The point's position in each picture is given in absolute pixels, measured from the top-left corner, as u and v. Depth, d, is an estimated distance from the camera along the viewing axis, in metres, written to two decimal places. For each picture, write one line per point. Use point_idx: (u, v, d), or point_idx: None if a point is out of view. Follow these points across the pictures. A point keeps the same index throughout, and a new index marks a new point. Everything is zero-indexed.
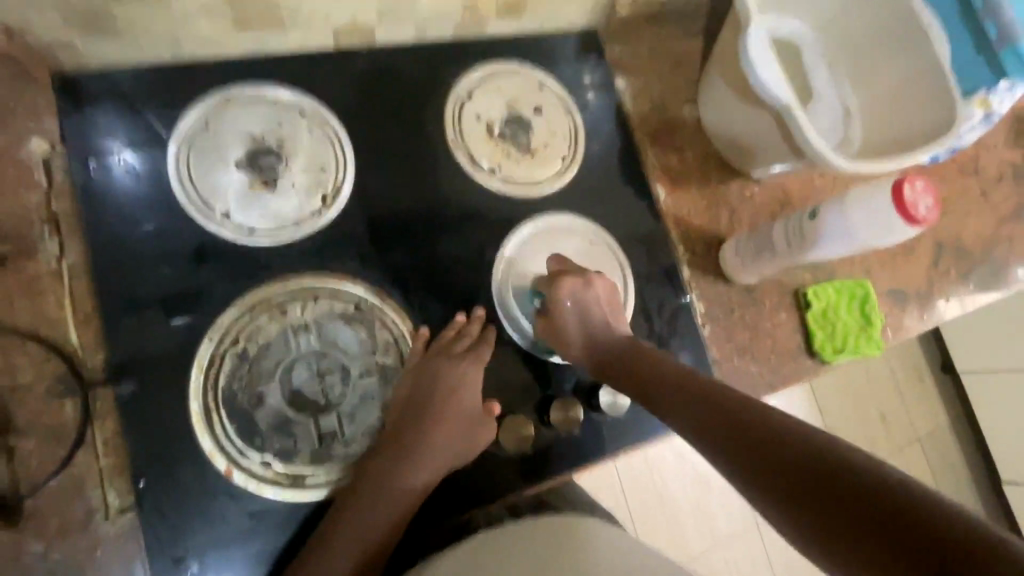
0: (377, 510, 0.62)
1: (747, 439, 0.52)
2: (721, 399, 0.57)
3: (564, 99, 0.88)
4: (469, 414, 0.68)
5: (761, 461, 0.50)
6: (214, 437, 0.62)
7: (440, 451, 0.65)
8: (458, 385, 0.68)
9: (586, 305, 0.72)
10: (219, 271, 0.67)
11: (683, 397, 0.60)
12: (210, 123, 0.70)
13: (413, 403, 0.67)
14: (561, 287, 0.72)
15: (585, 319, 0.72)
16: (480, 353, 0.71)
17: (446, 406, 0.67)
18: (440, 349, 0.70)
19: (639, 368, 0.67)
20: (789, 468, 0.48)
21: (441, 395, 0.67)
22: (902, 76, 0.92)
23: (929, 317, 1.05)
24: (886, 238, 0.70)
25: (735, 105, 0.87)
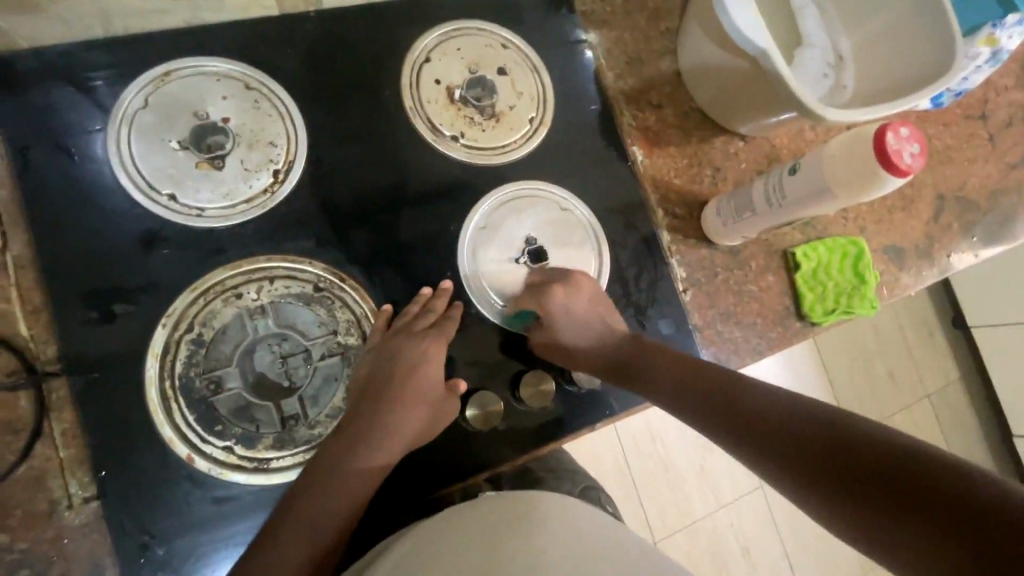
0: (333, 498, 0.59)
1: (747, 418, 0.51)
2: (727, 383, 0.57)
3: (531, 58, 0.83)
4: (430, 393, 0.65)
5: (779, 449, 0.47)
6: (173, 426, 0.61)
7: (401, 429, 0.63)
8: (416, 361, 0.65)
9: (578, 312, 0.70)
10: (170, 257, 0.65)
11: (682, 387, 0.60)
12: (149, 100, 0.66)
13: (370, 386, 0.64)
14: (550, 295, 0.70)
15: (575, 315, 0.70)
16: (443, 329, 0.68)
17: (407, 386, 0.64)
18: (400, 326, 0.68)
19: (646, 358, 0.65)
20: (806, 453, 0.45)
21: (397, 373, 0.64)
22: (899, 15, 0.85)
23: (929, 274, 1.01)
24: (871, 196, 0.64)
25: (715, 55, 0.81)
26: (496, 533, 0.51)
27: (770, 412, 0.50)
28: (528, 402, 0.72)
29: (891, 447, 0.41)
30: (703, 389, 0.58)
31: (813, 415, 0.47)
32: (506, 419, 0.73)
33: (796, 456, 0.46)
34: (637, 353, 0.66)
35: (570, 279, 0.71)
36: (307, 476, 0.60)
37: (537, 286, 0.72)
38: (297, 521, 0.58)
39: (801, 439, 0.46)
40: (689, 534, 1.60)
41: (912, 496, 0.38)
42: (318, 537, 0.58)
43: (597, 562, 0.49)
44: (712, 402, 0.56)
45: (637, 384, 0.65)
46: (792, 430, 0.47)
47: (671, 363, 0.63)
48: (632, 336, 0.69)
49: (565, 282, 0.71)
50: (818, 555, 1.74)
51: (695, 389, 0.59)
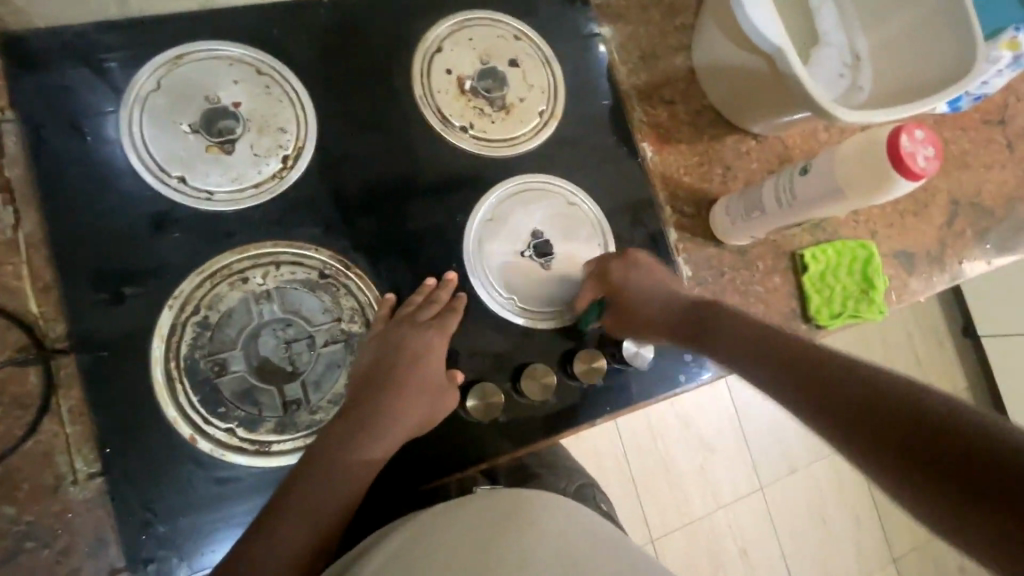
0: (332, 481, 0.60)
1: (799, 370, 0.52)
2: (793, 346, 0.56)
3: (543, 50, 0.82)
4: (431, 383, 0.66)
5: (836, 408, 0.47)
6: (177, 406, 0.62)
7: (401, 418, 0.63)
8: (417, 351, 0.66)
9: (644, 285, 0.72)
10: (179, 239, 0.66)
11: (745, 346, 0.60)
12: (162, 83, 0.67)
13: (372, 374, 0.64)
14: (612, 274, 0.74)
15: (641, 289, 0.72)
16: (445, 320, 0.68)
17: (409, 376, 0.65)
18: (403, 315, 0.68)
19: (708, 324, 0.65)
20: (849, 401, 0.46)
21: (400, 361, 0.65)
22: (920, 15, 0.84)
23: (940, 280, 1.00)
24: (883, 199, 0.63)
25: (730, 51, 0.80)
26: (488, 534, 0.52)
27: (825, 367, 0.51)
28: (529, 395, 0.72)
29: (960, 416, 0.39)
30: (767, 349, 0.57)
31: (862, 372, 0.48)
32: (506, 411, 0.73)
33: (842, 408, 0.46)
34: (700, 317, 0.67)
35: (628, 256, 0.74)
36: (309, 459, 0.61)
37: (599, 272, 0.75)
38: (300, 507, 0.59)
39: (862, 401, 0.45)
40: (688, 533, 1.60)
41: (979, 467, 0.37)
42: (320, 524, 0.59)
43: (584, 563, 0.50)
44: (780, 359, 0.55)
45: (701, 344, 0.65)
46: (839, 381, 0.48)
47: (738, 325, 0.63)
48: (700, 299, 0.69)
49: (625, 258, 0.74)
50: (816, 559, 1.73)
51: (758, 348, 0.58)
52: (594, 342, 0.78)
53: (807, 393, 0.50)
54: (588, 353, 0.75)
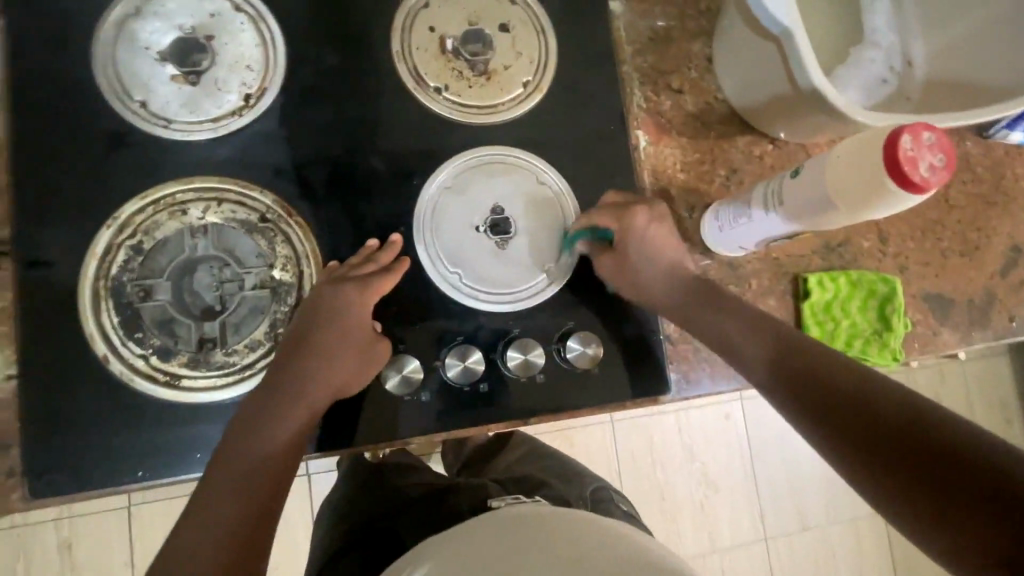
0: (264, 439, 0.57)
1: (832, 393, 0.53)
2: (834, 370, 0.55)
3: (541, 18, 0.76)
4: (356, 342, 0.63)
5: (884, 452, 0.48)
6: (98, 324, 0.62)
7: (323, 373, 0.61)
8: (340, 309, 0.63)
9: (654, 245, 0.70)
10: (130, 163, 0.66)
11: (741, 338, 0.63)
12: (140, 8, 0.67)
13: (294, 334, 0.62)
14: (631, 218, 0.70)
15: (647, 244, 0.70)
16: (372, 281, 0.64)
17: (332, 333, 0.62)
18: (334, 273, 0.65)
19: (719, 309, 0.66)
20: (885, 437, 0.48)
21: (322, 318, 0.62)
22: (989, 16, 0.71)
23: (981, 336, 0.85)
24: (883, 210, 0.54)
25: (745, 36, 0.71)
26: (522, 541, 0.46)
27: (866, 390, 0.52)
28: (455, 377, 0.67)
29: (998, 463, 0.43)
30: (805, 370, 0.56)
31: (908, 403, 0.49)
32: (430, 390, 0.69)
33: (864, 436, 0.50)
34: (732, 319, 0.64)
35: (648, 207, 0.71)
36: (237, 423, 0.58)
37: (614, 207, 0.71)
38: (234, 473, 0.55)
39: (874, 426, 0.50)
40: None
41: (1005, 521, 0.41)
42: (259, 484, 0.55)
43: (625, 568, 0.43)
44: (798, 382, 0.56)
45: (692, 324, 0.68)
46: (872, 409, 0.50)
47: (747, 316, 0.64)
48: (700, 279, 0.69)
49: (647, 210, 0.70)
50: None
51: (794, 367, 0.57)
52: (540, 336, 0.72)
53: (828, 416, 0.53)
54: (525, 343, 0.69)
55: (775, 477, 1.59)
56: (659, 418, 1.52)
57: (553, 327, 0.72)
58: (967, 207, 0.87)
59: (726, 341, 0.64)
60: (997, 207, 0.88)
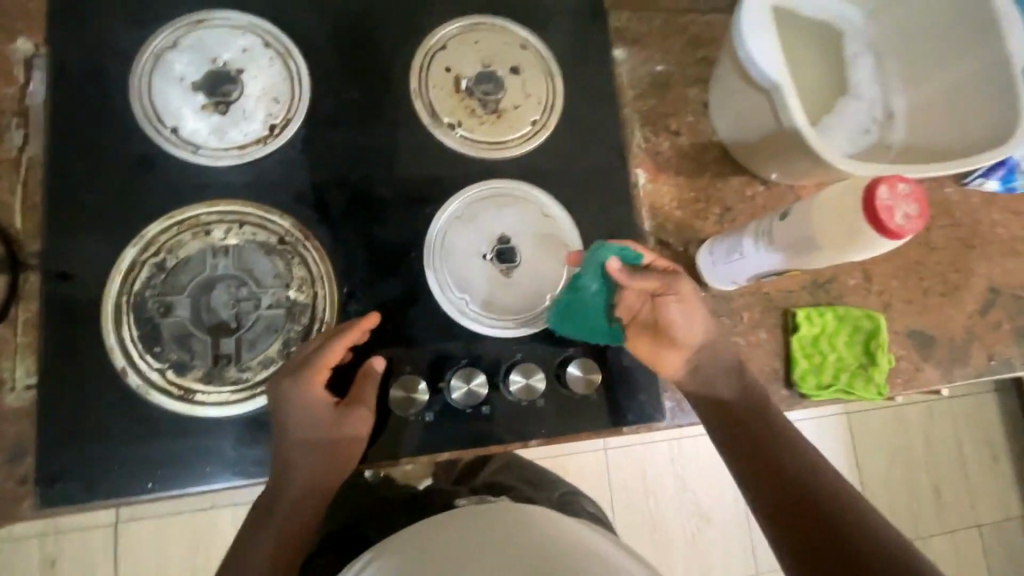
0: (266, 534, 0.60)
1: (779, 474, 0.61)
2: (790, 460, 0.62)
3: (549, 62, 0.82)
4: (323, 418, 0.64)
5: (804, 540, 0.56)
6: (118, 338, 0.65)
7: (304, 457, 0.62)
8: (297, 401, 0.62)
9: (684, 310, 0.69)
10: (157, 185, 0.70)
11: (731, 416, 0.68)
12: (177, 42, 0.72)
13: (281, 393, 0.62)
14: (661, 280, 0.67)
15: (675, 306, 0.69)
16: (319, 361, 0.63)
17: (299, 415, 0.63)
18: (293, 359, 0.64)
19: (711, 375, 0.71)
20: (808, 528, 0.57)
21: (287, 410, 0.62)
22: (961, 75, 0.77)
23: (962, 373, 0.89)
24: (864, 252, 0.58)
25: (738, 87, 0.76)
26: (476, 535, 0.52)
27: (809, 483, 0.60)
28: (458, 398, 0.70)
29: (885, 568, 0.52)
30: (766, 452, 0.64)
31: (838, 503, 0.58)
32: (435, 409, 0.71)
33: (791, 524, 0.58)
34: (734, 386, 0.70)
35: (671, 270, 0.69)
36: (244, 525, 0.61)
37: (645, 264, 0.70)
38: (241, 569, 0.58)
39: (809, 508, 0.58)
40: None
41: None
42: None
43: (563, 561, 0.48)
44: (773, 472, 0.62)
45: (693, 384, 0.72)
46: (807, 501, 0.59)
47: (737, 389, 0.70)
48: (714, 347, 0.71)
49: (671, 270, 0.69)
50: None
51: (758, 446, 0.65)
52: (542, 361, 0.75)
53: (771, 493, 0.61)
54: (528, 367, 0.72)
55: None
56: (652, 446, 1.54)
57: (554, 353, 0.75)
58: (947, 249, 0.92)
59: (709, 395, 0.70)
60: (975, 250, 0.93)
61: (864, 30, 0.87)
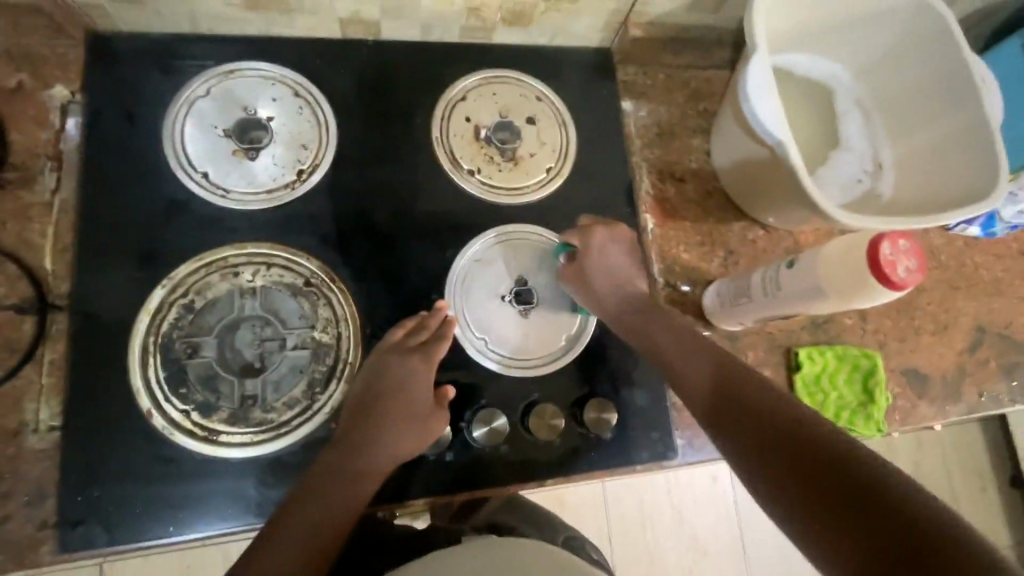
0: (327, 503, 0.61)
1: (754, 425, 0.56)
2: (767, 409, 0.56)
3: (562, 112, 0.87)
4: (418, 408, 0.67)
5: (803, 488, 0.49)
6: (145, 379, 0.66)
7: (389, 441, 0.65)
8: (401, 382, 0.67)
9: (612, 263, 0.74)
10: (187, 227, 0.71)
11: (700, 390, 0.62)
12: (210, 90, 0.75)
13: (385, 368, 0.67)
14: (592, 235, 0.75)
15: (608, 261, 0.74)
16: (431, 348, 0.69)
17: (394, 394, 0.67)
18: (392, 343, 0.69)
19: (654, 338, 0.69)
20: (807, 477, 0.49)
21: (385, 390, 0.67)
22: (943, 132, 0.83)
23: (955, 409, 0.93)
24: (867, 302, 0.63)
25: (740, 140, 0.81)
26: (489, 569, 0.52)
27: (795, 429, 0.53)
28: (479, 438, 0.71)
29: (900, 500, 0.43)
30: (739, 406, 0.58)
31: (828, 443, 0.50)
32: (454, 449, 0.73)
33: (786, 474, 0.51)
34: (704, 367, 0.64)
35: (614, 229, 0.76)
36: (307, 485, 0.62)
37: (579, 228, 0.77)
38: (295, 532, 0.59)
39: (810, 467, 0.49)
40: None
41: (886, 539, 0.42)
42: (319, 548, 0.59)
43: None
44: (753, 427, 0.56)
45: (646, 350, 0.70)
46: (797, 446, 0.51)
47: (693, 348, 0.66)
48: (648, 299, 0.73)
49: (609, 230, 0.75)
50: None
51: (729, 402, 0.59)
52: (559, 400, 0.77)
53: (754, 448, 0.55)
54: (546, 407, 0.74)
55: (766, 544, 1.59)
56: (651, 479, 1.55)
57: (570, 393, 0.77)
58: (935, 291, 0.97)
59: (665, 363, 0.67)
60: (961, 291, 0.98)
61: (855, 86, 0.92)
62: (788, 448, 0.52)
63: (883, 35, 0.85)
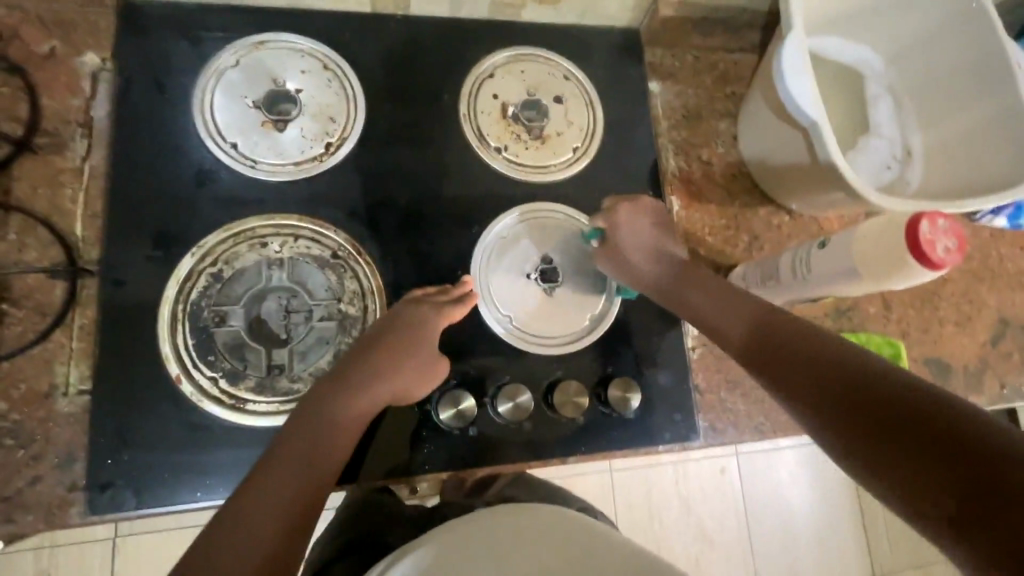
0: (329, 432, 0.60)
1: (799, 361, 0.55)
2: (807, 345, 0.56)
3: (589, 91, 0.86)
4: (422, 357, 0.68)
5: (853, 414, 0.48)
6: (173, 345, 0.66)
7: (393, 383, 0.65)
8: (414, 333, 0.67)
9: (640, 229, 0.74)
10: (215, 196, 0.72)
11: (740, 337, 0.62)
12: (239, 61, 0.75)
13: (398, 318, 0.67)
14: (617, 211, 0.75)
15: (637, 229, 0.74)
16: (451, 309, 0.69)
17: (403, 342, 0.66)
18: (410, 299, 0.69)
19: (690, 294, 0.69)
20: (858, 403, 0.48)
21: (395, 335, 0.66)
22: (978, 117, 0.82)
23: (977, 401, 0.92)
24: (903, 282, 0.63)
25: (770, 122, 0.80)
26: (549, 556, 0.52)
27: (839, 362, 0.52)
28: (504, 414, 0.71)
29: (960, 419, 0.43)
30: (775, 347, 0.58)
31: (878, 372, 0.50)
32: (478, 424, 0.73)
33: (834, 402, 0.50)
34: (740, 320, 0.63)
35: (637, 202, 0.75)
36: (306, 417, 0.60)
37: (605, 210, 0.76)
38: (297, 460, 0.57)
39: (857, 396, 0.49)
40: None
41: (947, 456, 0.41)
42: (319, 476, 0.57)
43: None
44: (797, 362, 0.55)
45: (682, 308, 0.69)
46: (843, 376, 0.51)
47: (730, 298, 0.66)
48: (683, 264, 0.72)
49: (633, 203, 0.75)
50: None
51: (765, 346, 0.59)
52: (582, 379, 0.77)
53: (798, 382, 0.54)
54: (570, 386, 0.74)
55: (774, 538, 1.59)
56: (658, 470, 1.54)
57: (593, 372, 0.77)
58: (960, 282, 0.96)
59: (703, 319, 0.67)
60: (986, 283, 0.97)
61: (886, 72, 0.91)
62: (834, 381, 0.51)
63: (919, 15, 0.84)
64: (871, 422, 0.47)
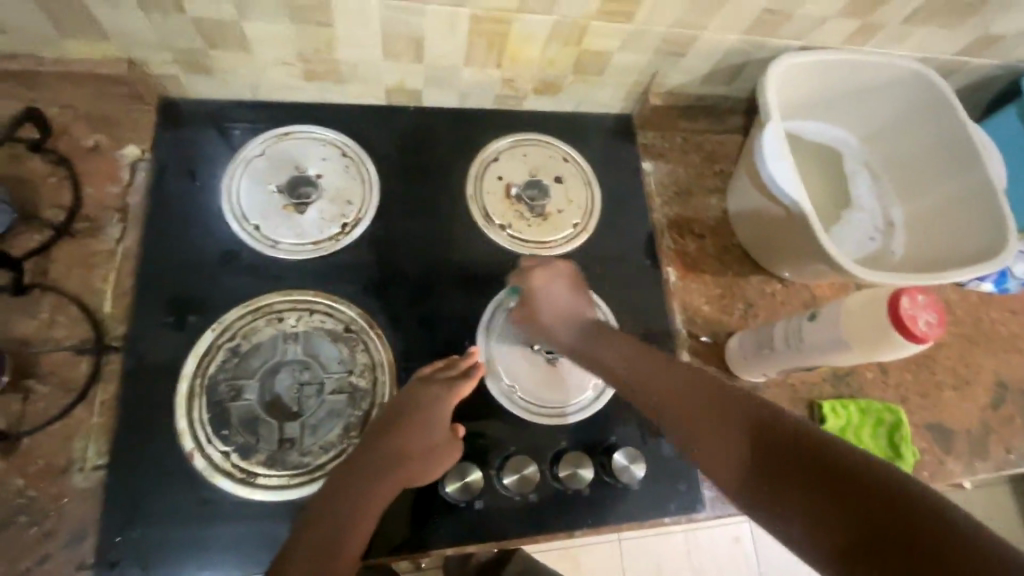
0: (345, 513, 0.63)
1: (765, 444, 0.52)
2: (766, 426, 0.53)
3: (587, 171, 0.92)
4: (434, 435, 0.69)
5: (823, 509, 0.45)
6: (189, 419, 0.68)
7: (405, 463, 0.66)
8: (424, 411, 0.69)
9: (553, 294, 0.76)
10: (237, 275, 0.76)
11: (683, 410, 0.61)
12: (266, 150, 0.82)
13: (408, 397, 0.69)
14: (530, 275, 0.77)
15: (553, 293, 0.76)
16: (458, 386, 0.71)
17: (415, 421, 0.68)
18: (421, 376, 0.72)
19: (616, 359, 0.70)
20: (831, 495, 0.45)
21: (405, 414, 0.68)
22: (951, 193, 0.88)
23: (983, 466, 0.92)
24: (890, 354, 0.66)
25: (756, 199, 0.86)
26: None
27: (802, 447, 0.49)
28: (510, 485, 0.72)
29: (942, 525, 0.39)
30: (735, 428, 0.55)
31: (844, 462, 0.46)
32: (484, 496, 0.73)
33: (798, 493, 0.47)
34: (699, 394, 0.60)
35: (552, 267, 0.78)
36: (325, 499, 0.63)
37: (523, 268, 0.79)
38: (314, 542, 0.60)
39: (829, 489, 0.45)
40: None
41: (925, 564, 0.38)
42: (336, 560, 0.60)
43: None
44: (765, 448, 0.52)
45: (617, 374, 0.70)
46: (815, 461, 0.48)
47: (677, 375, 0.64)
48: (596, 323, 0.75)
49: (547, 268, 0.78)
50: None
51: (722, 426, 0.56)
52: (587, 449, 0.78)
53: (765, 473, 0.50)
54: (575, 457, 0.74)
55: None
56: (668, 538, 1.49)
57: (597, 441, 0.78)
58: (954, 345, 0.99)
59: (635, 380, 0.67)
60: (980, 347, 0.99)
61: (861, 151, 0.98)
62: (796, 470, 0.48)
63: (886, 104, 0.92)
64: (844, 523, 0.43)
